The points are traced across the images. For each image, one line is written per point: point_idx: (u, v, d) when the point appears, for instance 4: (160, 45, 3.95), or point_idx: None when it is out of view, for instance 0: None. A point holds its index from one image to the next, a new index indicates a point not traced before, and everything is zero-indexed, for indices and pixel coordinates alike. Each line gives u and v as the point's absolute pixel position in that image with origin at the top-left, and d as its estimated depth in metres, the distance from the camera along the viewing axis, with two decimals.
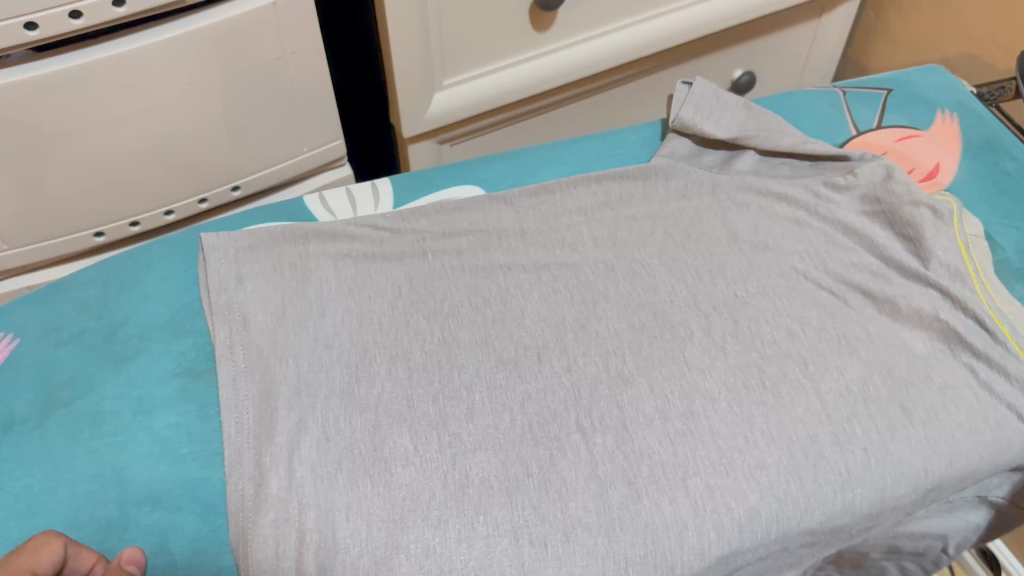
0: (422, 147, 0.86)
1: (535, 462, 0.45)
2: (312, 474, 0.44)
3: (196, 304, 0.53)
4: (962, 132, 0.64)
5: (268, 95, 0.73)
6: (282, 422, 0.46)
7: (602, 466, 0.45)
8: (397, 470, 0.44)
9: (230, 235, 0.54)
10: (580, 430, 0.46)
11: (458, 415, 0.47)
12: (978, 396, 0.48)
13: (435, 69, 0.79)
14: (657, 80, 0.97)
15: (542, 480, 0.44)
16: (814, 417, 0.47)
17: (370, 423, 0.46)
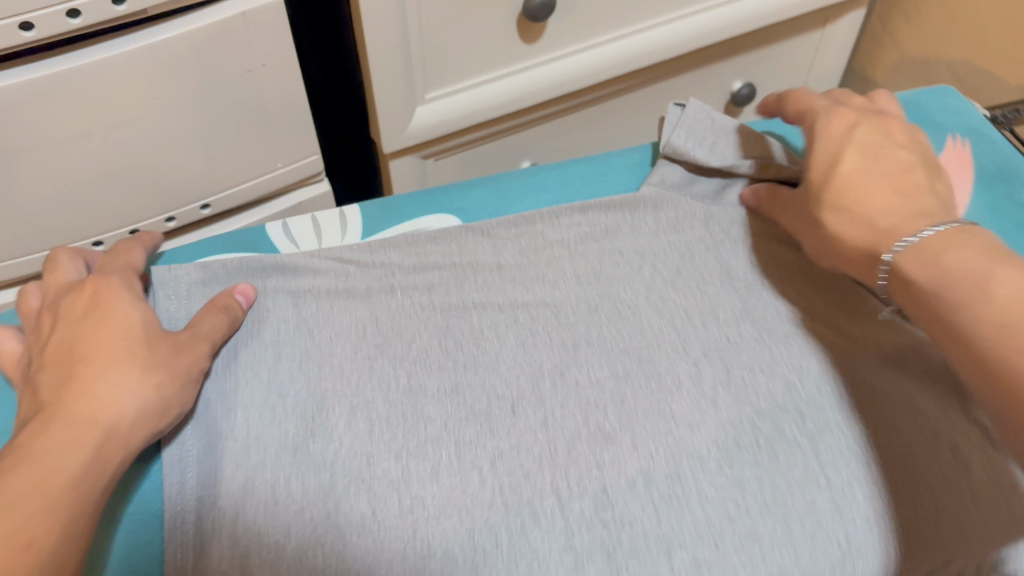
0: (404, 163, 0.82)
1: (505, 530, 0.41)
2: (259, 544, 0.40)
3: None
4: (974, 159, 0.60)
5: (239, 109, 0.69)
6: (228, 484, 0.42)
7: (578, 536, 0.40)
8: (353, 539, 0.40)
9: (182, 269, 0.50)
10: (556, 494, 0.42)
11: (421, 474, 0.42)
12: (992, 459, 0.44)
13: (416, 82, 0.74)
14: (653, 93, 0.92)
15: (512, 552, 0.40)
16: (812, 481, 0.43)
17: (325, 484, 0.42)
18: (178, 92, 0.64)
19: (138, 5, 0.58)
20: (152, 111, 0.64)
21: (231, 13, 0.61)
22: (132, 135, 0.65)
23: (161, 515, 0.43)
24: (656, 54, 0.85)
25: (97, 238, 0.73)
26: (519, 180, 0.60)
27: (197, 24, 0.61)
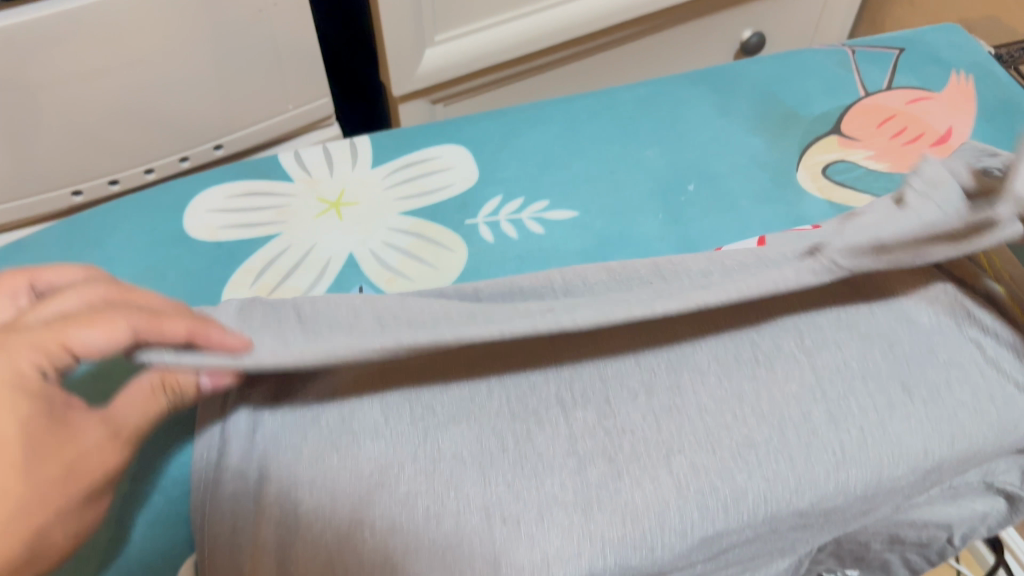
0: (415, 107, 0.83)
1: (511, 436, 0.42)
2: (276, 445, 0.42)
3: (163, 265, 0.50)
4: (978, 94, 0.60)
5: (251, 48, 0.70)
6: (246, 395, 0.44)
7: (581, 443, 0.42)
8: (365, 442, 0.41)
9: None
10: (560, 404, 0.43)
11: (431, 385, 0.44)
12: (985, 375, 0.46)
13: (426, 24, 0.75)
14: (662, 39, 0.93)
15: (518, 455, 0.41)
16: (808, 394, 0.44)
17: (338, 393, 0.43)
18: (192, 26, 0.65)
19: None
20: (166, 46, 0.65)
21: None
22: (147, 71, 0.66)
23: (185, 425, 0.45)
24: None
25: (113, 177, 0.73)
26: (527, 113, 0.61)
27: None
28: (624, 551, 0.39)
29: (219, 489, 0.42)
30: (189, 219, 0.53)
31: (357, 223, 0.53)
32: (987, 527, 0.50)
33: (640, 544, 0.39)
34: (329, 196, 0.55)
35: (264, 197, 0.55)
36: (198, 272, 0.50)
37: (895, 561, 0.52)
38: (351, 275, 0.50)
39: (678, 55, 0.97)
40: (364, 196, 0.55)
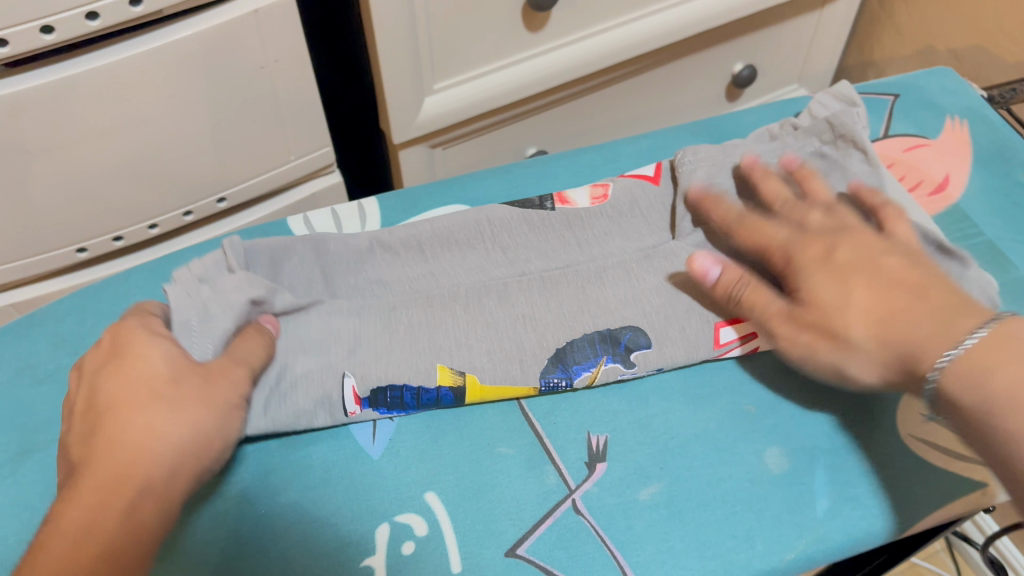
0: (415, 152, 0.84)
1: (475, 491, 0.45)
2: (271, 469, 0.45)
3: None
4: (972, 140, 0.61)
5: (253, 102, 0.70)
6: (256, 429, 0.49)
7: (556, 510, 0.44)
8: (352, 472, 0.45)
9: None
10: (559, 486, 0.45)
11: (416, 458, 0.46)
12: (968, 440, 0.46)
13: (424, 74, 0.76)
14: (656, 77, 0.94)
15: (489, 508, 0.44)
16: (766, 508, 0.44)
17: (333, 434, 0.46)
18: (196, 87, 0.66)
19: (155, 6, 0.59)
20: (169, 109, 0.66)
21: (244, 11, 0.63)
22: (154, 130, 0.66)
23: None
24: (659, 37, 0.86)
25: (118, 233, 0.74)
26: (530, 169, 0.62)
27: (211, 21, 0.62)
28: None
29: (209, 520, 0.43)
30: None
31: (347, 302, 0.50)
32: (948, 526, 0.51)
33: None
34: None
35: None
36: None
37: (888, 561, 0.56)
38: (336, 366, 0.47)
39: (671, 90, 0.97)
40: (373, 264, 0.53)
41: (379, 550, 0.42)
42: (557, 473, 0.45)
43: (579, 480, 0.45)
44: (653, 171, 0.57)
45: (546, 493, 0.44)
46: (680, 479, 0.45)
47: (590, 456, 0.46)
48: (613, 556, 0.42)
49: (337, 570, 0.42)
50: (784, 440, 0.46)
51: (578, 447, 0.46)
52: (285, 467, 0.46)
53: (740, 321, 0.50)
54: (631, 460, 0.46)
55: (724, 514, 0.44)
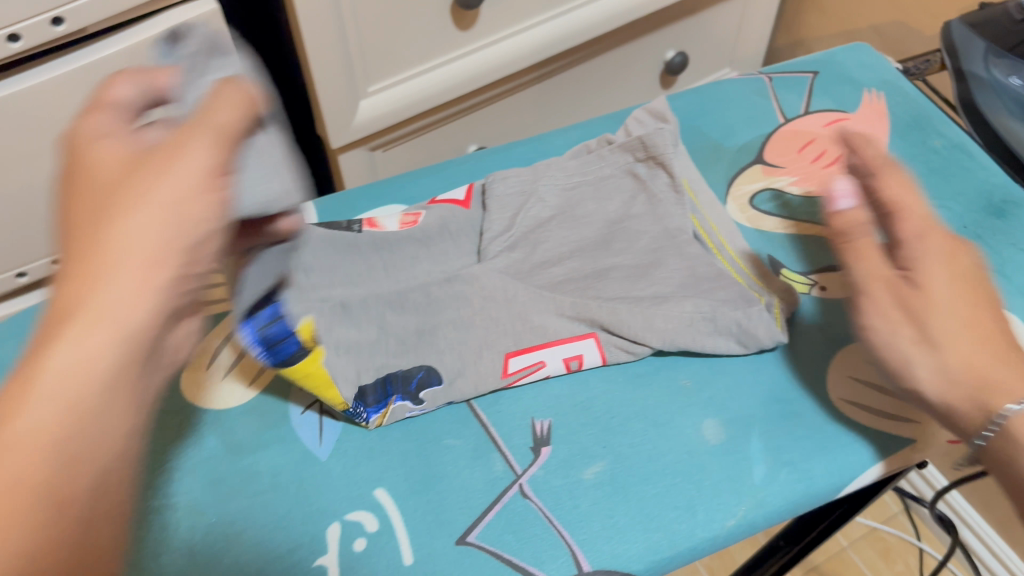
0: (354, 156, 0.84)
1: (423, 484, 0.45)
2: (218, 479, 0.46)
3: None
4: (890, 111, 0.63)
5: None
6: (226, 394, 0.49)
7: (504, 497, 0.45)
8: (300, 475, 0.46)
9: None
10: (506, 472, 0.46)
11: (369, 453, 0.47)
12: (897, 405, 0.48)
13: (358, 77, 0.77)
14: (590, 68, 0.95)
15: (438, 500, 0.45)
16: (709, 480, 0.45)
17: None
18: None
19: None
20: None
21: None
22: None
23: None
24: (590, 29, 0.87)
25: None
26: (464, 167, 0.63)
27: None
28: (540, 562, 0.42)
29: (161, 536, 0.43)
30: None
31: None
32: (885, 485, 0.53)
33: (555, 562, 0.42)
34: None
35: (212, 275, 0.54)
36: None
37: (835, 525, 0.58)
38: None
39: (606, 81, 0.99)
40: None
41: (331, 548, 0.43)
42: (503, 460, 0.46)
43: (525, 465, 0.46)
44: (464, 197, 0.58)
45: (493, 480, 0.45)
46: (623, 457, 0.46)
47: (535, 441, 0.47)
48: (560, 535, 0.43)
49: (289, 570, 0.42)
50: (721, 411, 0.48)
51: (524, 434, 0.48)
52: (234, 475, 0.46)
53: (534, 351, 0.49)
54: (575, 441, 0.47)
55: (665, 487, 0.45)
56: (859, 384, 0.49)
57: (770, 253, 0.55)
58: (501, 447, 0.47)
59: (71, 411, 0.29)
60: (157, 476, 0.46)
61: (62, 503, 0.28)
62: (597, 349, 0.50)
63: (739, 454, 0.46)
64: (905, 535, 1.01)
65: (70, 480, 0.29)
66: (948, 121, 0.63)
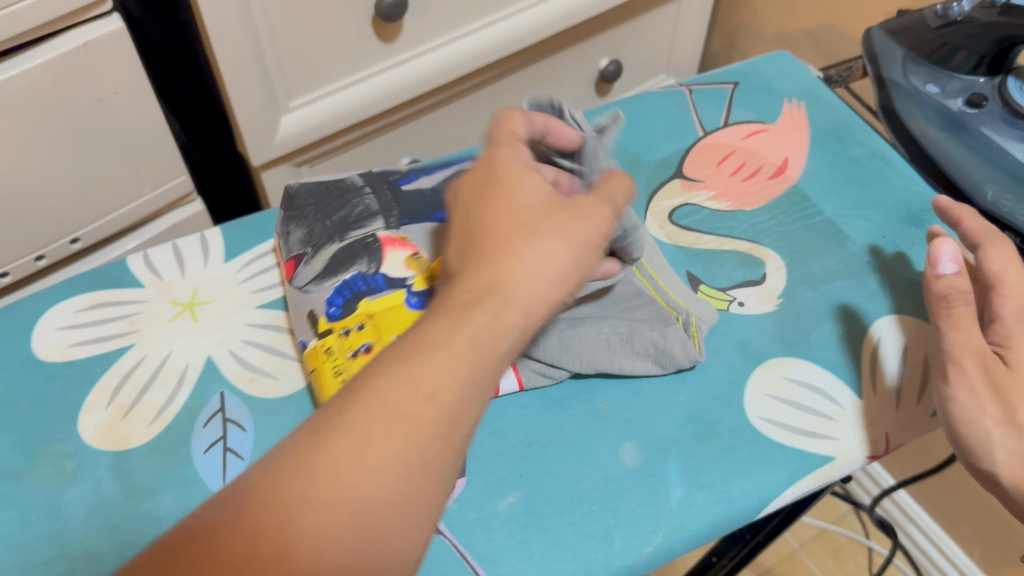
0: (279, 172, 0.82)
1: None
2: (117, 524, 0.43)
3: (15, 375, 0.49)
4: (810, 120, 0.63)
5: (97, 137, 0.68)
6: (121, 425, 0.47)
7: None
8: None
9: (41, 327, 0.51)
10: None
11: None
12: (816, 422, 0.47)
13: (278, 93, 0.75)
14: (521, 78, 0.94)
15: None
16: (626, 507, 0.44)
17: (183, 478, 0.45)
18: (32, 127, 0.63)
19: None
20: (5, 154, 0.63)
21: (73, 45, 0.61)
22: None
23: (3, 561, 0.42)
24: (517, 39, 0.86)
25: None
26: None
27: (40, 58, 0.60)
28: None
29: None
30: (36, 340, 0.50)
31: (204, 331, 0.51)
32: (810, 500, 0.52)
33: None
34: (182, 297, 0.52)
35: (114, 307, 0.52)
36: (49, 395, 0.48)
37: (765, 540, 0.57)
38: (211, 379, 0.49)
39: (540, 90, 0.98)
40: (219, 293, 0.53)
41: None
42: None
43: None
44: None
45: None
46: (538, 486, 0.45)
47: None
48: (474, 571, 0.42)
49: None
50: (639, 434, 0.47)
51: None
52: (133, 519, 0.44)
53: None
54: (490, 471, 0.46)
55: (582, 516, 0.44)
56: (776, 401, 0.48)
57: (690, 267, 0.54)
58: None
59: (410, 462, 0.29)
60: (51, 524, 0.43)
61: (411, 539, 0.29)
62: (513, 374, 0.49)
63: (657, 478, 0.45)
64: (854, 535, 1.01)
65: (379, 554, 0.28)
66: (868, 129, 0.62)
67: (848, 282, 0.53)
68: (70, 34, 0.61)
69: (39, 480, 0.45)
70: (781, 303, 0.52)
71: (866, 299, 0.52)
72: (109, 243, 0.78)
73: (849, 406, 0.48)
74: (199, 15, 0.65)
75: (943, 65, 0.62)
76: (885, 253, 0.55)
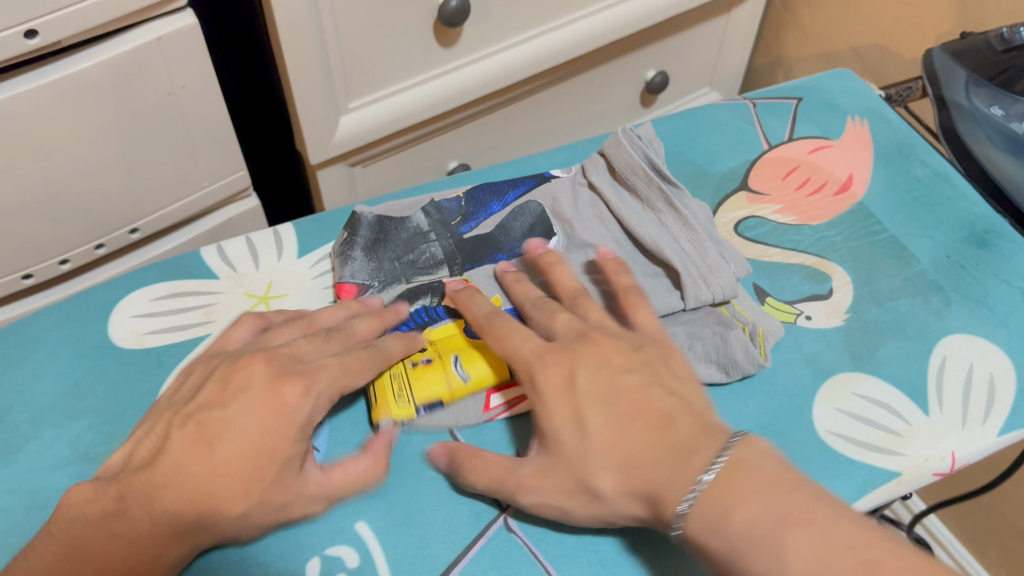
0: (333, 172, 0.83)
1: (406, 516, 0.44)
2: None
3: (92, 360, 0.50)
4: (873, 138, 0.64)
5: (162, 131, 0.69)
6: None
7: (487, 530, 0.44)
8: None
9: (120, 315, 0.52)
10: (490, 504, 0.45)
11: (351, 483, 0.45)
12: (885, 438, 0.47)
13: (339, 94, 0.76)
14: (571, 87, 0.95)
15: (421, 533, 0.44)
16: None
17: None
18: (102, 118, 0.64)
19: (52, 37, 0.58)
20: (75, 144, 0.64)
21: (148, 38, 0.62)
22: (57, 165, 0.64)
23: None
24: (571, 48, 0.87)
25: (27, 271, 0.71)
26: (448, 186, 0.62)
27: (116, 49, 0.61)
28: None
29: None
30: (113, 326, 0.51)
31: None
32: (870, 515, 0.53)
33: None
34: (257, 290, 0.53)
35: (190, 296, 0.53)
36: (127, 381, 0.49)
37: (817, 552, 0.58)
38: None
39: (587, 99, 0.98)
40: (292, 287, 0.54)
41: None
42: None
43: None
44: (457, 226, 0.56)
45: (477, 513, 0.44)
46: None
47: None
48: (547, 570, 0.42)
49: None
50: None
51: None
52: None
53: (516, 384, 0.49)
54: None
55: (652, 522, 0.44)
56: (844, 415, 0.48)
57: (756, 279, 0.55)
58: None
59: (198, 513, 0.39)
60: None
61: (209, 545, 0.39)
62: None
63: None
64: None
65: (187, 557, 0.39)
66: (931, 149, 0.63)
67: (912, 300, 0.54)
68: (145, 28, 0.62)
69: None
70: (848, 317, 0.53)
71: (931, 318, 0.53)
72: (164, 235, 0.79)
73: (918, 424, 0.48)
74: (271, 15, 0.66)
75: (1008, 90, 0.62)
76: (949, 273, 0.55)
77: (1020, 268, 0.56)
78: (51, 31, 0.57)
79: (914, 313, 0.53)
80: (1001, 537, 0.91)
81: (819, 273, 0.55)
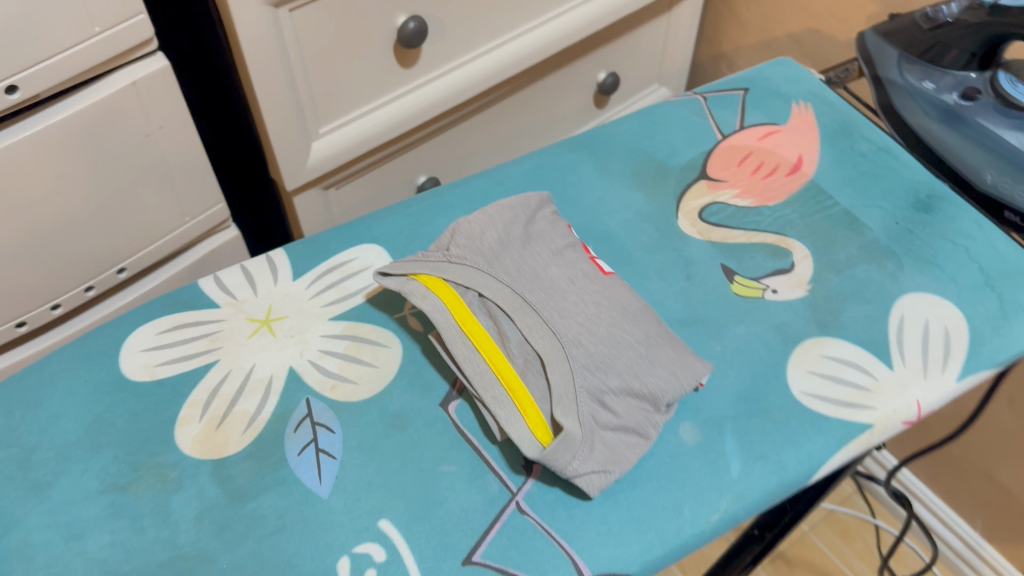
0: (309, 196, 0.86)
1: (424, 508, 0.47)
2: (221, 522, 0.47)
3: (109, 396, 0.52)
4: (818, 120, 0.68)
5: (141, 170, 0.71)
6: (215, 436, 0.50)
7: (499, 514, 0.47)
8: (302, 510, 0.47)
9: (130, 350, 0.54)
10: (501, 490, 0.48)
11: (368, 480, 0.48)
12: (854, 395, 0.51)
13: (308, 121, 0.78)
14: (526, 97, 0.99)
15: (439, 521, 0.47)
16: (689, 481, 0.48)
17: (280, 478, 0.48)
18: (87, 163, 0.66)
19: (32, 91, 0.60)
20: (61, 191, 0.66)
21: (124, 83, 0.65)
22: (45, 212, 0.66)
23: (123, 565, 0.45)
24: (523, 59, 0.90)
25: (21, 319, 0.72)
26: (428, 202, 0.64)
27: (95, 96, 0.64)
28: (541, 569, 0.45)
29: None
30: (125, 361, 0.54)
31: (287, 343, 0.55)
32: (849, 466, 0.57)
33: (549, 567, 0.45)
34: (258, 314, 0.56)
35: (195, 326, 0.56)
36: (145, 411, 0.51)
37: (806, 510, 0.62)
38: (296, 388, 0.52)
39: (544, 105, 1.02)
40: (291, 308, 0.57)
41: None
42: (498, 479, 0.48)
43: (519, 483, 0.48)
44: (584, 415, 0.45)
45: (491, 500, 0.47)
46: None
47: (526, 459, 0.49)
48: (560, 545, 0.46)
49: None
50: (695, 414, 0.51)
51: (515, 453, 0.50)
52: (239, 520, 0.47)
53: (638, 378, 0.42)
54: None
55: (652, 490, 0.48)
56: (818, 377, 0.52)
57: (724, 260, 0.59)
58: (494, 467, 0.49)
59: None
60: (163, 528, 0.46)
61: None
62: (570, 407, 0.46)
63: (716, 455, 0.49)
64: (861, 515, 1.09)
65: None
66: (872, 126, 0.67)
67: (868, 266, 0.58)
68: (121, 73, 0.65)
69: (147, 489, 0.48)
70: (811, 287, 0.57)
71: (886, 281, 0.57)
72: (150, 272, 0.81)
73: (884, 379, 0.52)
74: (240, 52, 0.69)
75: (937, 65, 0.67)
76: (899, 238, 0.60)
77: (963, 226, 0.60)
78: (32, 84, 0.59)
79: (871, 278, 0.57)
80: (971, 482, 0.97)
81: (785, 247, 0.60)
